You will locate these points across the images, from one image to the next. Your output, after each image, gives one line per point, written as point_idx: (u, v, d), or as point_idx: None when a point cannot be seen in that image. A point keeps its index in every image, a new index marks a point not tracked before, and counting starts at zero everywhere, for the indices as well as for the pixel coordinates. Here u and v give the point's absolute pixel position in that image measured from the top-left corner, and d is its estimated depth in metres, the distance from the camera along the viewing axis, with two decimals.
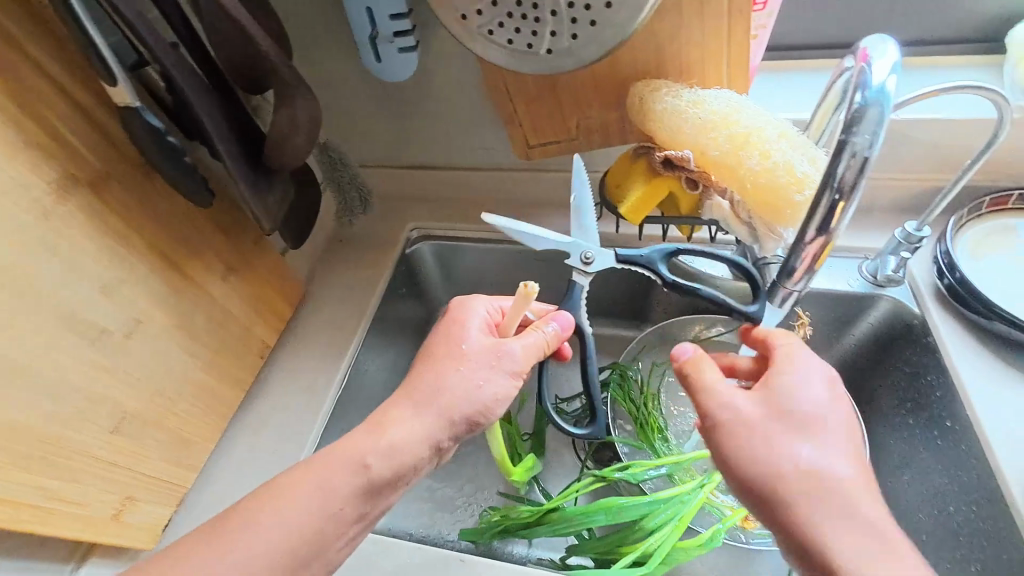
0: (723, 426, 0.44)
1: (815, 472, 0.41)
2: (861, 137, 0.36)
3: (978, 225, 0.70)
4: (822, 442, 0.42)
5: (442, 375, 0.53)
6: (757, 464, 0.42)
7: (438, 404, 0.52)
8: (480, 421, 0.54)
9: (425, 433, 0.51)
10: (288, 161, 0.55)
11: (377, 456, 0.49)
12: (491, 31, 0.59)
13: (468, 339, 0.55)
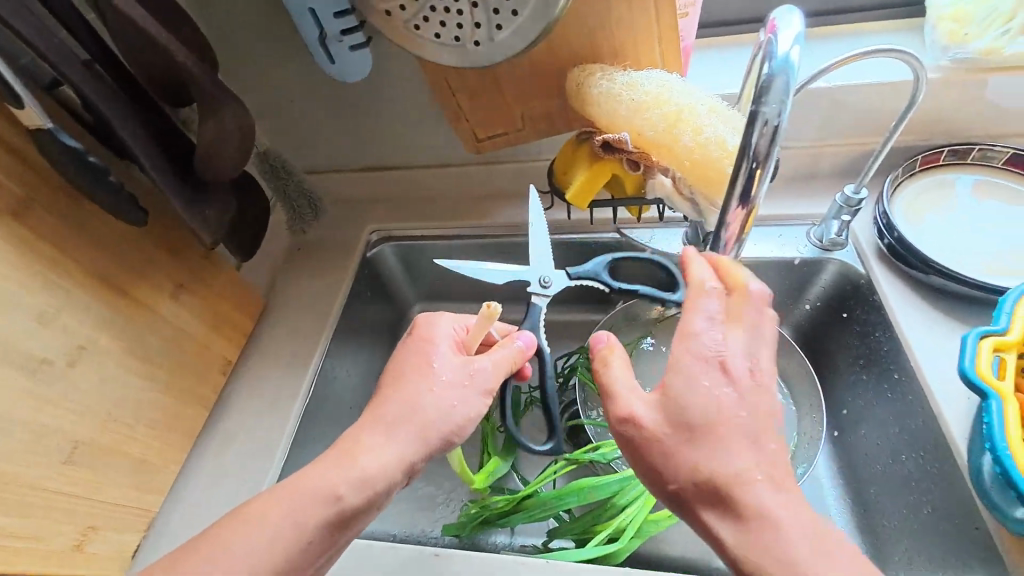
0: (631, 440, 0.45)
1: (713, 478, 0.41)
2: (770, 107, 0.37)
3: (913, 183, 0.73)
4: (721, 448, 0.42)
5: (413, 394, 0.51)
6: (663, 473, 0.43)
7: (411, 424, 0.50)
8: (453, 437, 0.52)
9: (400, 454, 0.49)
10: (221, 172, 0.54)
11: (350, 484, 0.46)
12: (418, 25, 0.60)
13: (438, 360, 0.53)
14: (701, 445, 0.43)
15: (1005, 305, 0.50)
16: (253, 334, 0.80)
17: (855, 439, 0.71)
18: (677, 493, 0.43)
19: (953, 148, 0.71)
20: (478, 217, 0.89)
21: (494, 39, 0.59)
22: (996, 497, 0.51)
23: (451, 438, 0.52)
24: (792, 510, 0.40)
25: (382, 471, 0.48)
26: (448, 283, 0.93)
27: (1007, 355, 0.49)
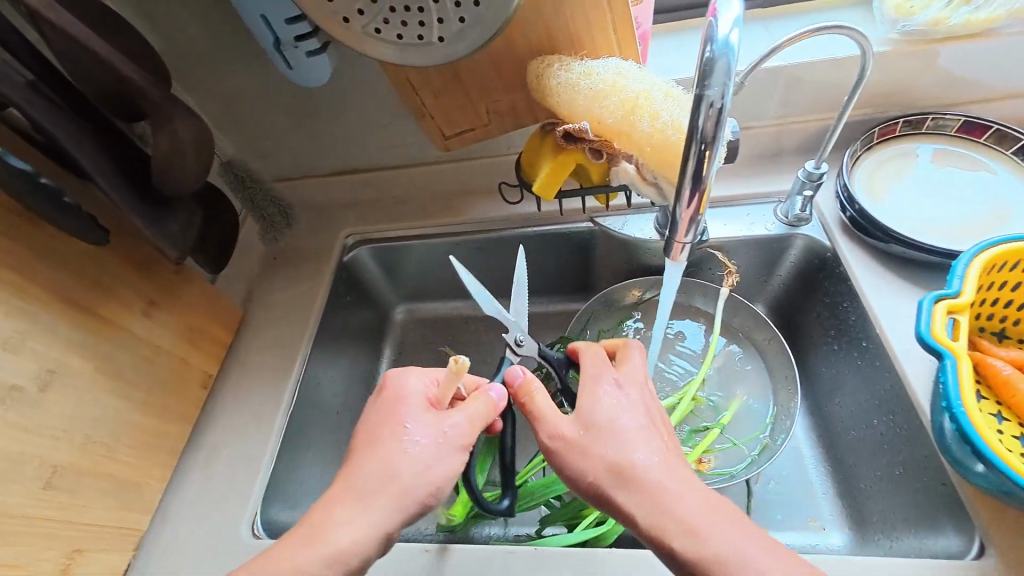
0: (552, 450, 0.48)
1: (621, 465, 0.45)
2: (713, 90, 0.38)
3: (872, 155, 0.74)
4: (620, 439, 0.46)
5: (382, 456, 0.47)
6: (581, 473, 0.46)
7: (385, 494, 0.45)
8: (431, 499, 0.47)
9: (376, 523, 0.44)
10: (185, 185, 0.54)
11: (324, 560, 0.42)
12: (378, 28, 0.58)
13: (410, 421, 0.49)
14: (606, 440, 0.47)
15: (956, 269, 0.53)
16: (232, 347, 0.80)
17: (832, 407, 0.73)
18: (596, 491, 0.45)
19: (907, 119, 0.73)
20: (452, 214, 0.89)
21: (457, 32, 0.58)
22: (961, 452, 0.50)
23: (429, 503, 0.47)
24: (690, 488, 0.44)
25: (357, 541, 0.43)
26: (427, 282, 0.94)
27: (960, 316, 0.51)
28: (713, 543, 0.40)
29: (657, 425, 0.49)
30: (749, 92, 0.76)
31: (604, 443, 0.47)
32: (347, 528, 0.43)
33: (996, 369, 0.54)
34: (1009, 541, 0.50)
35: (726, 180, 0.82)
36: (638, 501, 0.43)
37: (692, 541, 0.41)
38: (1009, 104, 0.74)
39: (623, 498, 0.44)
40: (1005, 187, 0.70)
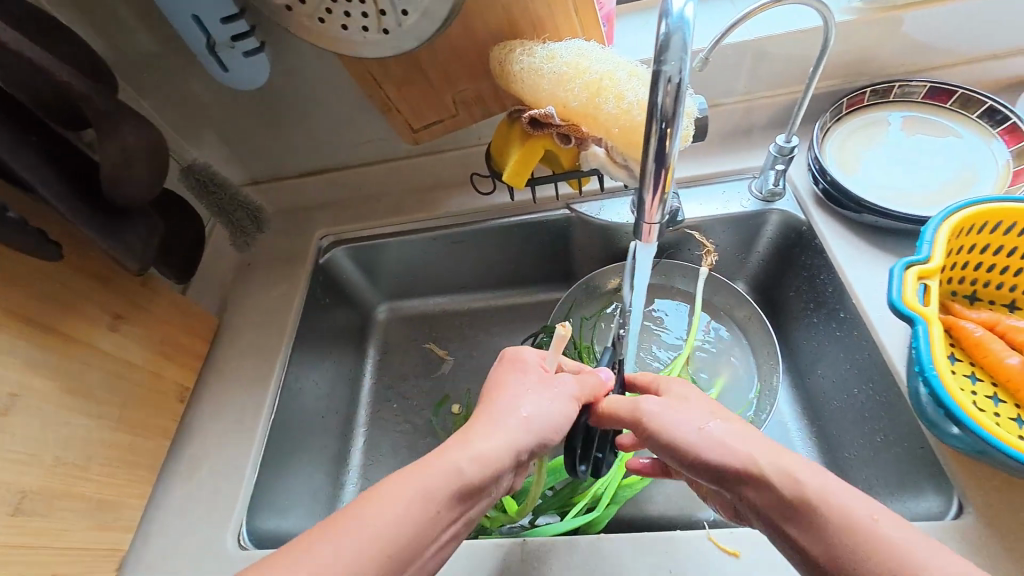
0: (648, 415, 0.46)
1: (722, 421, 0.44)
2: (671, 65, 0.37)
3: (841, 126, 0.74)
4: (720, 415, 0.45)
5: (510, 396, 0.47)
6: (681, 426, 0.44)
7: (514, 421, 0.45)
8: (547, 439, 0.46)
9: (510, 440, 0.43)
10: (140, 194, 0.53)
11: (467, 461, 0.41)
12: (322, 18, 0.58)
13: (531, 377, 0.49)
14: (707, 414, 0.45)
15: (926, 234, 0.53)
16: (209, 357, 0.78)
17: (815, 379, 0.73)
18: (696, 441, 0.42)
19: (874, 88, 0.73)
20: (428, 208, 0.88)
21: (403, 24, 0.59)
22: (933, 417, 0.51)
23: (546, 438, 0.46)
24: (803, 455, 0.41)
25: (493, 452, 0.42)
26: (408, 279, 0.92)
27: (931, 282, 0.51)
28: (834, 486, 0.38)
29: None
30: (717, 68, 0.75)
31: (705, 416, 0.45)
32: (487, 438, 0.43)
33: (968, 332, 0.54)
34: (986, 499, 0.51)
35: (700, 159, 0.82)
36: (749, 445, 0.41)
37: (815, 478, 0.38)
38: (973, 68, 0.75)
39: (729, 443, 0.41)
40: (972, 151, 0.70)
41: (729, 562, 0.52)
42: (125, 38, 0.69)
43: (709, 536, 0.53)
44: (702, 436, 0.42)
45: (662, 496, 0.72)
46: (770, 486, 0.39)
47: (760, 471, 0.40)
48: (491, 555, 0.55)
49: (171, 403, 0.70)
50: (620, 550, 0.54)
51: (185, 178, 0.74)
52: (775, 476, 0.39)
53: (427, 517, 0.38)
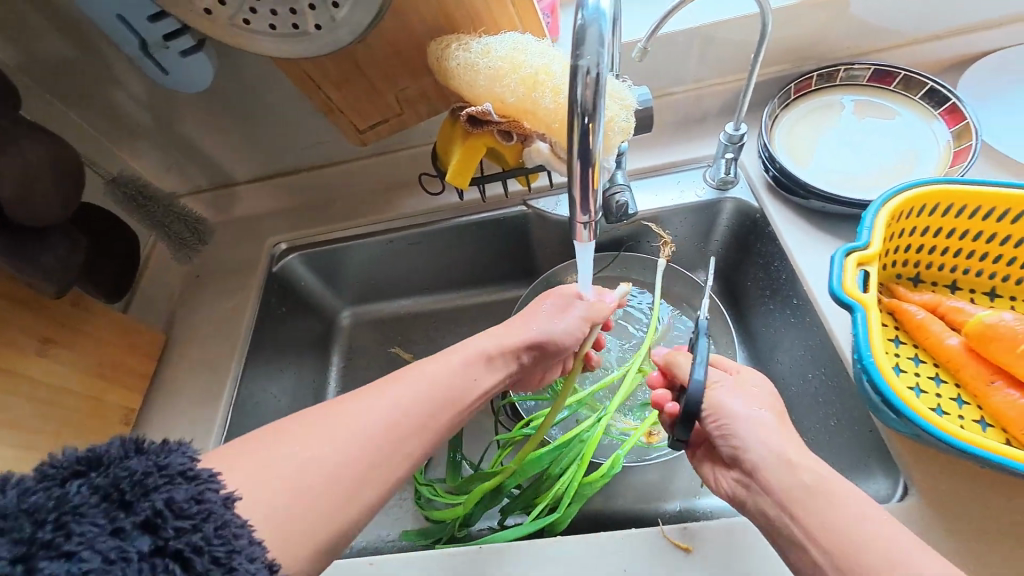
0: (712, 386, 0.51)
1: (772, 414, 0.47)
2: (588, 58, 0.36)
3: (791, 112, 0.74)
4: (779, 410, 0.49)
5: (527, 314, 0.60)
6: (735, 404, 0.48)
7: (522, 324, 0.58)
8: (553, 342, 0.59)
9: (512, 334, 0.56)
10: (52, 213, 0.50)
11: (493, 345, 0.54)
12: (246, 19, 0.56)
13: (549, 301, 0.62)
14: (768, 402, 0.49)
15: (866, 219, 0.53)
16: (158, 375, 0.75)
17: (773, 366, 0.74)
18: (741, 420, 0.47)
19: (820, 72, 0.73)
20: (383, 210, 0.85)
21: (335, 18, 0.56)
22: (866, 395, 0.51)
23: (546, 339, 0.58)
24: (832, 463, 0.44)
25: (500, 342, 0.55)
26: (367, 283, 0.90)
27: (870, 267, 0.51)
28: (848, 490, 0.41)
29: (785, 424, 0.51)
30: (663, 58, 0.74)
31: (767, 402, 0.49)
32: (512, 332, 0.56)
33: (911, 315, 0.55)
34: (930, 479, 0.51)
35: (654, 150, 0.81)
36: (783, 441, 0.45)
37: (836, 482, 0.41)
38: (914, 49, 0.75)
39: (767, 429, 0.46)
40: (916, 132, 0.70)
41: (683, 558, 0.52)
42: (39, 44, 0.65)
43: (661, 533, 0.53)
44: (750, 413, 0.47)
45: (628, 490, 0.72)
46: (787, 471, 0.42)
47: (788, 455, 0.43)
48: (446, 564, 0.54)
49: (115, 425, 0.67)
50: (576, 551, 0.53)
51: (112, 192, 0.70)
52: (800, 464, 0.43)
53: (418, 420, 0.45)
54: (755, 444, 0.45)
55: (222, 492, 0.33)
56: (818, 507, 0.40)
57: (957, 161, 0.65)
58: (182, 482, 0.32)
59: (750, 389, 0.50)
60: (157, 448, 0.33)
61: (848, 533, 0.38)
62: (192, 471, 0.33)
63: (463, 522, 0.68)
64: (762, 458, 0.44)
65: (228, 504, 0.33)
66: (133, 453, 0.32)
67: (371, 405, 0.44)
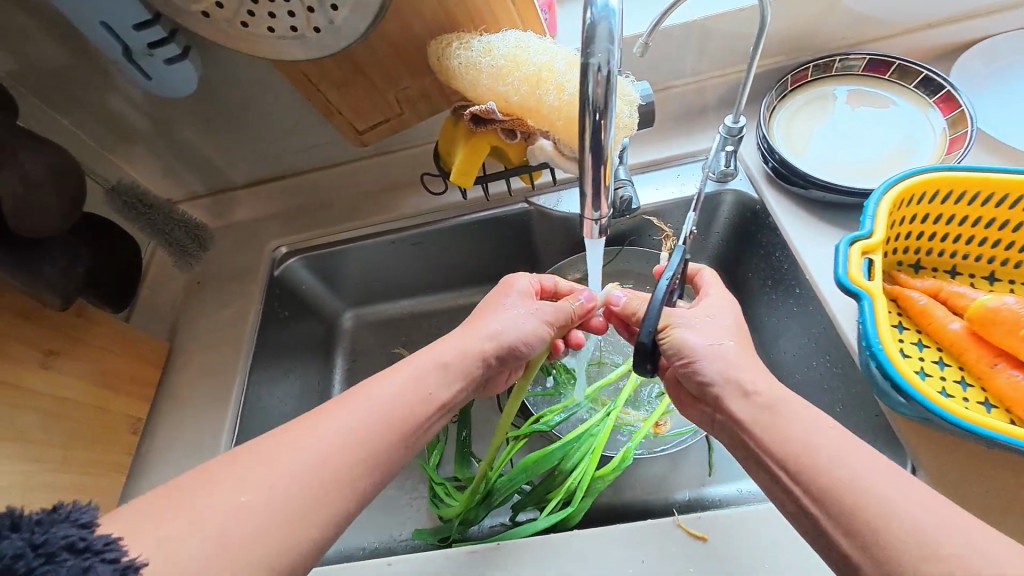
0: (675, 324, 0.51)
1: (734, 344, 0.49)
2: (599, 56, 0.36)
3: (788, 103, 0.75)
4: (739, 339, 0.50)
5: (489, 313, 0.59)
6: (694, 341, 0.49)
7: (480, 329, 0.56)
8: (520, 347, 0.58)
9: (473, 342, 0.55)
10: (55, 224, 0.50)
11: (450, 355, 0.53)
12: (245, 22, 0.55)
13: (511, 301, 0.60)
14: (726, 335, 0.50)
15: (868, 208, 0.54)
16: (163, 383, 0.75)
17: (776, 355, 0.74)
18: (698, 352, 0.49)
19: (816, 63, 0.73)
20: (384, 211, 0.85)
21: (333, 21, 0.55)
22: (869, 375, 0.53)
23: (509, 345, 0.57)
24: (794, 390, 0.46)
25: (460, 346, 0.54)
26: (370, 284, 0.89)
27: (875, 256, 0.52)
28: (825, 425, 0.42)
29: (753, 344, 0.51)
30: (662, 52, 0.75)
31: (726, 335, 0.50)
32: (468, 337, 0.55)
33: (914, 301, 0.56)
34: (934, 460, 0.53)
35: (654, 144, 0.81)
36: (745, 371, 0.47)
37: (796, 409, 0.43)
38: (907, 39, 0.76)
39: (726, 360, 0.48)
40: (912, 120, 0.71)
41: (699, 546, 0.52)
42: (30, 50, 0.64)
43: (678, 523, 0.54)
44: (708, 349, 0.49)
45: (638, 481, 0.73)
46: (749, 400, 0.45)
47: (744, 383, 0.46)
48: (466, 563, 0.55)
49: (122, 435, 0.67)
50: (592, 543, 0.54)
51: (112, 201, 0.70)
52: (759, 388, 0.45)
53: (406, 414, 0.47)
54: (711, 376, 0.48)
55: (121, 559, 0.33)
56: (787, 441, 0.42)
57: (952, 149, 0.67)
58: (66, 558, 0.31)
59: (708, 322, 0.51)
60: (47, 519, 0.32)
61: (827, 472, 0.39)
62: (82, 543, 0.32)
63: (473, 519, 0.68)
64: (721, 388, 0.47)
65: (127, 571, 0.32)
66: (9, 530, 0.31)
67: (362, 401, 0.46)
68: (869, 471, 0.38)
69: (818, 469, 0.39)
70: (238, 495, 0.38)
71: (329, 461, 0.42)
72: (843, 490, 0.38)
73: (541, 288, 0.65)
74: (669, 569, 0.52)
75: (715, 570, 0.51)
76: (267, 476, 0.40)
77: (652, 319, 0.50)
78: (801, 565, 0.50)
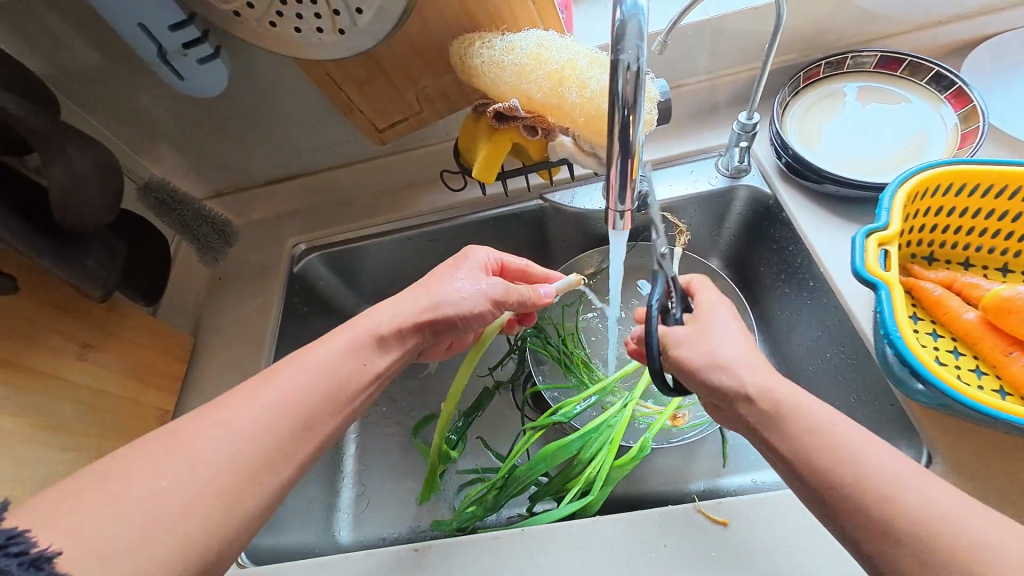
0: (672, 342, 0.48)
1: (738, 349, 0.46)
2: (629, 53, 0.38)
3: (800, 100, 0.76)
4: (733, 342, 0.47)
5: (431, 281, 0.58)
6: (693, 356, 0.46)
7: (421, 293, 0.56)
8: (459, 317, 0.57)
9: (417, 303, 0.55)
10: (93, 216, 0.53)
11: (386, 323, 0.53)
12: (273, 22, 0.57)
13: (459, 275, 0.59)
14: (725, 345, 0.46)
15: (884, 201, 0.55)
16: (187, 376, 0.76)
17: (788, 347, 0.76)
18: (699, 363, 0.46)
19: (829, 60, 0.75)
20: (402, 208, 0.86)
21: (358, 24, 0.57)
22: (891, 365, 0.54)
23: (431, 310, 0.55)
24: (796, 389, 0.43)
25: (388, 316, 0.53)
26: (388, 280, 0.90)
27: (890, 247, 0.54)
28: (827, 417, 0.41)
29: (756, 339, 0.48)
30: (677, 50, 0.76)
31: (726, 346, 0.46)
32: (405, 304, 0.55)
33: (928, 292, 0.58)
34: (953, 449, 0.54)
35: (668, 141, 0.82)
36: (753, 379, 0.44)
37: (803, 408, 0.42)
38: (918, 36, 0.77)
39: (732, 369, 0.45)
40: (923, 116, 0.73)
41: (719, 531, 0.54)
42: (62, 51, 0.66)
43: (698, 508, 0.55)
44: (711, 361, 0.45)
45: (654, 473, 0.74)
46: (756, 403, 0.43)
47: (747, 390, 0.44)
48: (490, 549, 0.56)
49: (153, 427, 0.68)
50: (614, 530, 0.55)
51: (143, 198, 0.72)
52: (761, 395, 0.43)
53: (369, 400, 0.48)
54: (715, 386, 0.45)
55: (31, 551, 0.33)
56: (801, 439, 0.40)
57: (964, 144, 0.67)
58: None
59: (706, 333, 0.48)
60: None
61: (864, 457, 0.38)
62: None
63: (492, 509, 0.70)
64: (732, 394, 0.44)
65: (39, 563, 0.32)
66: None
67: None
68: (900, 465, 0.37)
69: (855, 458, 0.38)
70: None
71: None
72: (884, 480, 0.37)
73: (500, 265, 0.65)
74: (690, 553, 0.53)
75: (736, 555, 0.52)
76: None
77: (653, 332, 0.48)
78: (820, 551, 0.52)
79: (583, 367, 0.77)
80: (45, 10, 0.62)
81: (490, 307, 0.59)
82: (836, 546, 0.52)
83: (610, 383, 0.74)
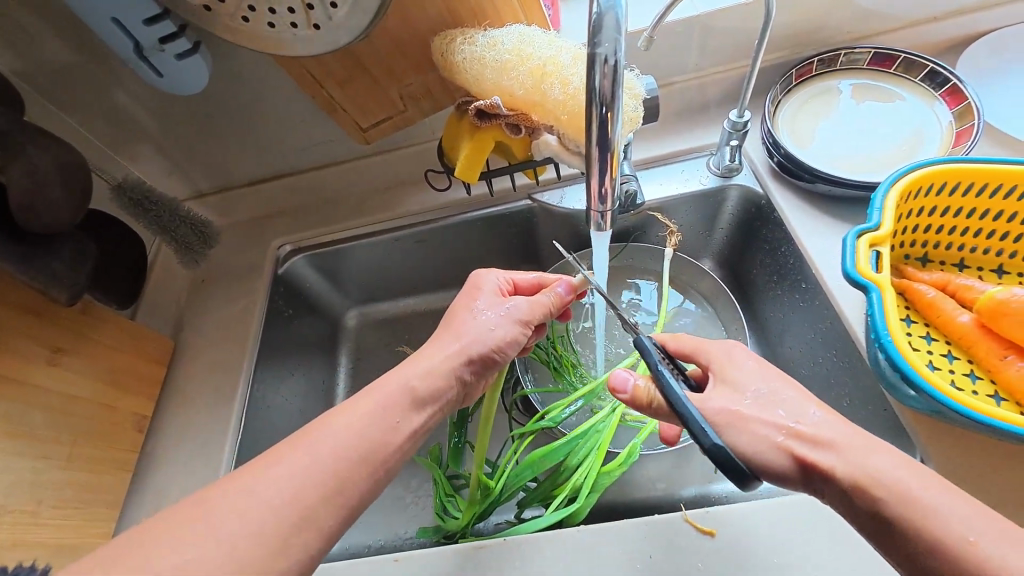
0: (718, 427, 0.43)
1: (793, 420, 0.41)
2: (606, 46, 0.36)
3: (792, 98, 0.75)
4: (773, 412, 0.42)
5: (455, 319, 0.56)
6: (748, 447, 0.42)
7: (452, 341, 0.53)
8: (499, 356, 0.55)
9: (461, 344, 0.53)
10: (59, 216, 0.53)
11: (420, 379, 0.49)
12: (246, 17, 0.55)
13: (479, 312, 0.57)
14: (775, 420, 0.42)
15: (875, 201, 0.54)
16: (167, 381, 0.74)
17: (780, 353, 0.74)
18: (752, 448, 0.42)
19: (820, 57, 0.73)
20: (390, 208, 0.85)
21: (333, 18, 0.55)
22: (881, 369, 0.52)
23: (469, 350, 0.53)
24: (852, 437, 0.40)
25: (439, 359, 0.51)
26: (375, 281, 0.89)
27: (882, 248, 0.53)
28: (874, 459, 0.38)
29: (802, 391, 0.43)
30: (666, 47, 0.74)
31: (778, 419, 0.42)
32: (434, 354, 0.52)
33: (921, 294, 0.56)
34: (946, 453, 0.52)
35: (659, 139, 0.81)
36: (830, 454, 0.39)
37: (853, 447, 0.39)
38: (912, 31, 0.76)
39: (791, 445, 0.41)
40: (918, 113, 0.71)
41: (707, 542, 0.52)
42: (36, 49, 0.65)
43: (685, 518, 0.53)
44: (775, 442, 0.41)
45: (645, 479, 0.72)
46: (771, 440, 0.41)
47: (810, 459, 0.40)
48: (472, 558, 0.54)
49: (130, 433, 0.67)
50: (602, 536, 0.54)
51: (117, 198, 0.70)
52: (832, 464, 0.39)
53: (369, 415, 0.45)
54: (758, 447, 0.41)
55: None
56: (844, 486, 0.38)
57: (958, 142, 0.66)
58: None
59: (748, 414, 0.42)
60: None
61: (860, 465, 0.38)
62: None
63: (480, 517, 0.67)
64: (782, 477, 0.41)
65: None
66: None
67: (384, 400, 0.46)
68: (892, 467, 0.37)
69: (850, 465, 0.38)
70: (247, 489, 0.38)
71: (351, 455, 0.43)
72: (887, 481, 0.37)
73: (513, 286, 0.63)
74: (679, 563, 0.52)
75: (725, 564, 0.51)
76: (286, 472, 0.40)
77: (694, 418, 0.42)
78: (812, 557, 0.50)
79: (571, 371, 0.75)
80: (16, 7, 0.61)
81: (521, 328, 0.57)
82: (828, 551, 0.50)
83: (592, 387, 0.71)
